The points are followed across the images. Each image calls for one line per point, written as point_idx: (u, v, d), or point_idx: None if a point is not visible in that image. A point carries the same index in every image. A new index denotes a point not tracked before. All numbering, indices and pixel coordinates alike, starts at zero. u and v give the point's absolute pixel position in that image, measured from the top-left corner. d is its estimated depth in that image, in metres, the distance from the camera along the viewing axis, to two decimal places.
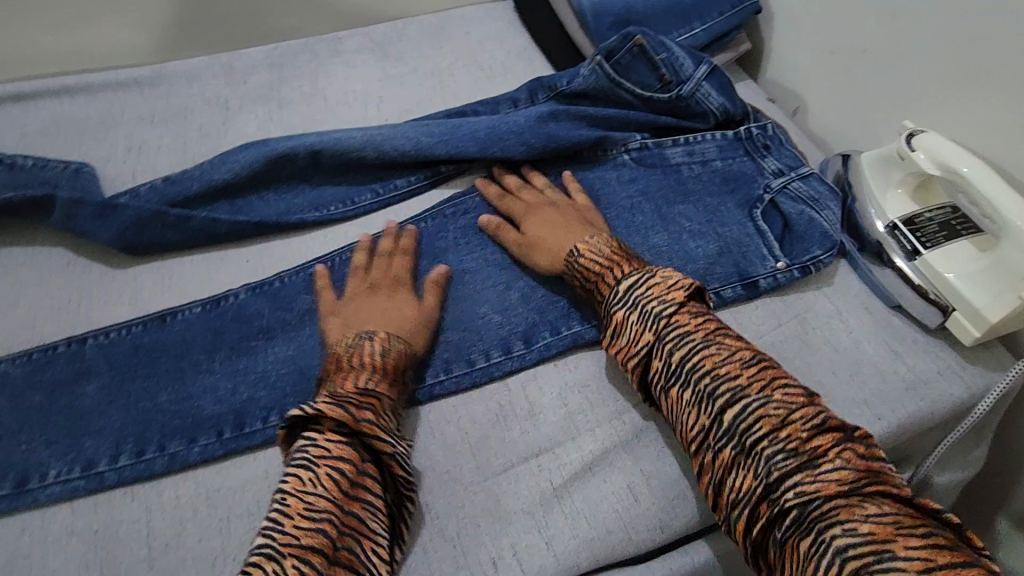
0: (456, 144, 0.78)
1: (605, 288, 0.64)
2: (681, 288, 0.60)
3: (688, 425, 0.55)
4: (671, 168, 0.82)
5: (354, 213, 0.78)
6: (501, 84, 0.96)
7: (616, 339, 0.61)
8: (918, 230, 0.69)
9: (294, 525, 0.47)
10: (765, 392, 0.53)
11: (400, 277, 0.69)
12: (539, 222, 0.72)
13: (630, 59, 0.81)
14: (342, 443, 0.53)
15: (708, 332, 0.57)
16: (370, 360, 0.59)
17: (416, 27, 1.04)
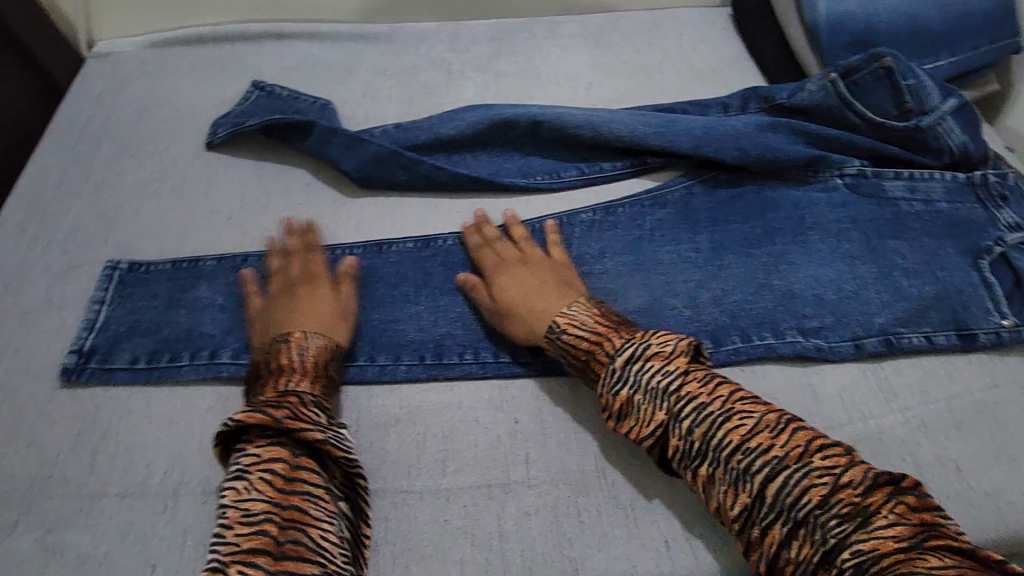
0: (672, 138, 0.79)
1: (599, 366, 0.60)
2: (676, 353, 0.59)
3: (727, 507, 0.52)
4: (888, 201, 0.78)
5: (559, 186, 0.82)
6: (711, 88, 0.96)
7: (623, 420, 0.58)
8: None
9: (236, 534, 0.49)
10: (801, 460, 0.51)
11: (317, 275, 0.70)
12: (513, 286, 0.68)
13: (871, 81, 0.78)
14: (270, 445, 0.54)
15: (723, 400, 0.55)
16: (290, 364, 0.61)
17: (631, 20, 1.07)
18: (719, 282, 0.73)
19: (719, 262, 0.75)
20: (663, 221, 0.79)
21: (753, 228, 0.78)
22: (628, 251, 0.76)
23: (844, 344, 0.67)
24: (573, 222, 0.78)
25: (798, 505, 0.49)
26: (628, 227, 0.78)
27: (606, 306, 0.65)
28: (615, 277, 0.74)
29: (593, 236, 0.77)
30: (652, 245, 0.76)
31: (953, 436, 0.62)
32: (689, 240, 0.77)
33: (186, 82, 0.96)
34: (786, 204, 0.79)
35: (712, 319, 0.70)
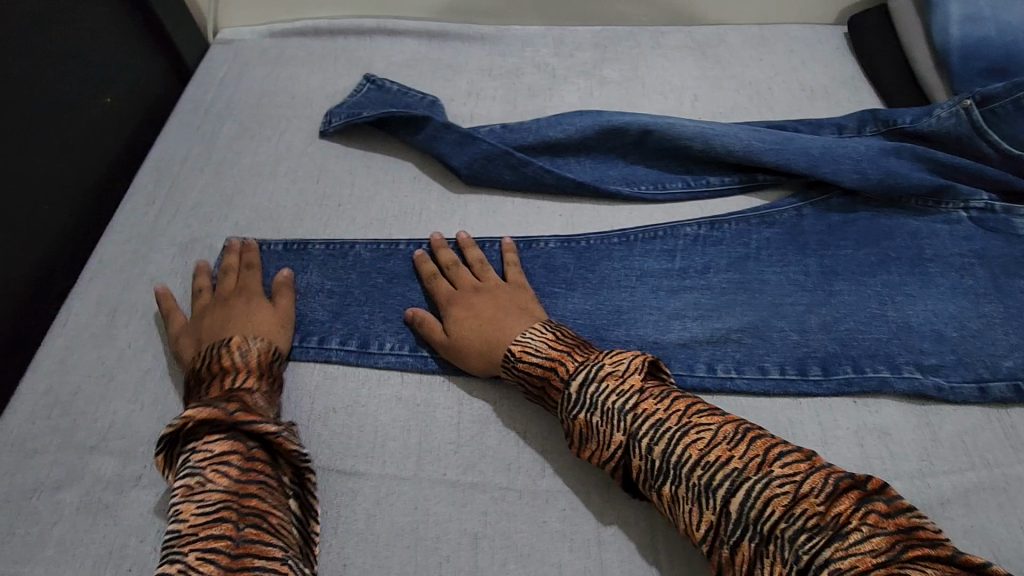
0: (787, 156, 0.77)
1: (555, 392, 0.60)
2: (631, 372, 0.58)
3: (695, 528, 0.51)
4: (1019, 239, 0.73)
5: (664, 197, 0.81)
6: (823, 107, 0.93)
7: (587, 445, 0.58)
8: None
9: (190, 525, 0.49)
10: (762, 471, 0.49)
11: (248, 283, 0.72)
12: (462, 314, 0.67)
13: (1012, 110, 0.74)
14: (222, 440, 0.54)
15: (681, 414, 0.55)
16: (229, 360, 0.62)
17: (740, 33, 1.05)
18: (829, 308, 0.70)
19: (830, 287, 0.72)
20: (770, 240, 0.76)
21: (867, 255, 0.75)
22: (734, 268, 0.74)
23: (966, 385, 0.64)
24: (676, 234, 0.77)
25: (762, 518, 0.48)
26: (733, 243, 0.76)
27: (562, 328, 0.65)
28: (719, 293, 0.72)
29: (698, 250, 0.76)
30: (758, 263, 0.75)
31: None
32: (797, 262, 0.74)
33: (301, 71, 1.00)
34: (905, 232, 0.76)
35: (821, 346, 0.67)
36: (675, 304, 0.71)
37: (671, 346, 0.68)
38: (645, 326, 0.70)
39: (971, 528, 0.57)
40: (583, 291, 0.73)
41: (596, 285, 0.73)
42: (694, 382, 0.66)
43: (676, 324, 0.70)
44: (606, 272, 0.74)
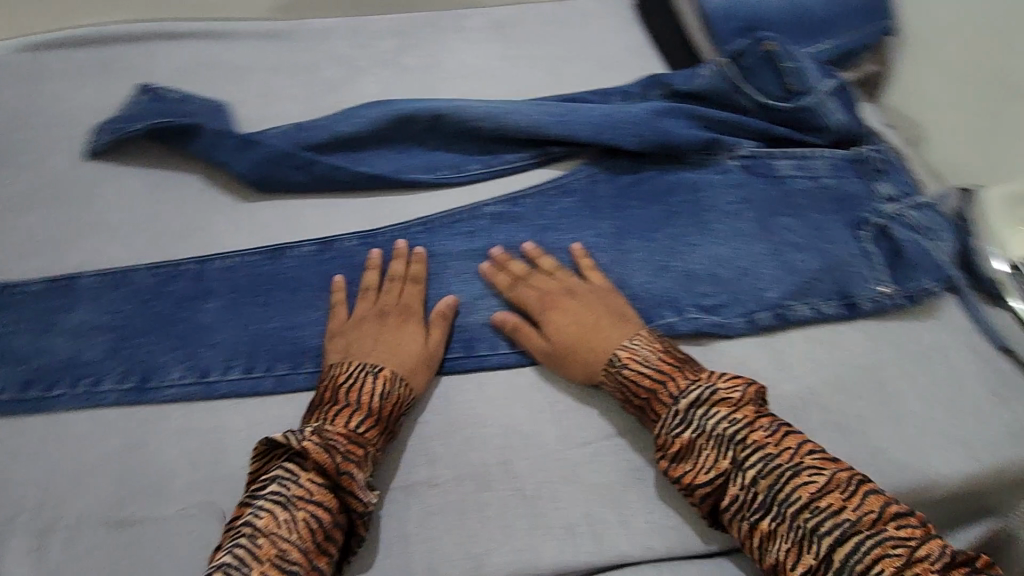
0: (573, 127, 0.80)
1: (659, 404, 0.59)
2: (749, 400, 0.58)
3: (789, 567, 0.50)
4: (778, 180, 0.81)
5: (465, 180, 0.81)
6: (613, 76, 0.98)
7: (680, 464, 0.57)
8: None
9: (265, 574, 0.47)
10: (879, 528, 0.49)
11: (409, 305, 0.68)
12: (560, 319, 0.67)
13: (756, 64, 0.81)
14: (321, 488, 0.52)
15: (845, 499, 0.51)
16: (366, 401, 0.58)
17: (536, 10, 1.07)
18: (622, 267, 0.74)
19: (622, 247, 0.76)
20: (566, 209, 0.79)
21: (654, 212, 0.80)
22: (533, 241, 0.76)
23: (740, 319, 0.70)
24: (478, 215, 0.78)
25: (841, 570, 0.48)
26: (533, 217, 0.78)
27: (678, 347, 0.65)
28: (519, 268, 0.74)
29: (499, 228, 0.77)
30: (557, 234, 0.77)
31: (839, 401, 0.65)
32: (592, 227, 0.78)
33: (66, 86, 0.90)
34: (685, 188, 0.82)
35: None
36: (479, 285, 0.72)
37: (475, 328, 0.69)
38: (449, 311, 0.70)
39: None
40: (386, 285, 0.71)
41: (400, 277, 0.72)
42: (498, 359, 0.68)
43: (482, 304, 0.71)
44: None
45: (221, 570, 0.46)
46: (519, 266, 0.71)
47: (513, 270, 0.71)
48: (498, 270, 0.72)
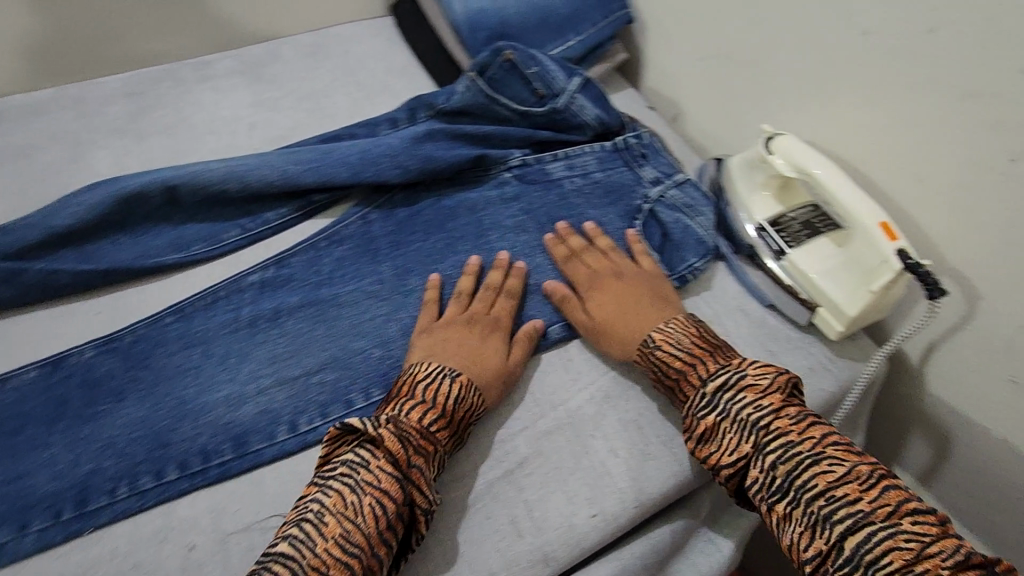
0: (327, 171, 0.75)
1: (688, 385, 0.61)
2: (773, 390, 0.57)
3: (801, 548, 0.51)
4: (553, 184, 0.82)
5: (223, 250, 0.74)
6: (381, 103, 0.94)
7: (705, 445, 0.58)
8: (783, 231, 0.71)
9: (326, 550, 0.48)
10: (892, 521, 0.48)
11: (500, 320, 0.68)
12: (598, 297, 0.69)
13: (503, 74, 0.80)
14: (391, 478, 0.52)
15: (866, 491, 0.50)
16: (441, 401, 0.58)
17: (293, 47, 1.01)
18: (408, 309, 0.70)
19: (405, 287, 0.72)
20: (341, 259, 0.74)
21: (435, 242, 0.76)
22: (306, 303, 0.70)
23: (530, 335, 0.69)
24: (240, 287, 0.70)
25: (876, 563, 0.47)
26: (305, 277, 0.72)
27: (710, 330, 0.65)
28: (294, 336, 0.67)
29: (266, 297, 0.70)
30: (333, 288, 0.71)
31: (633, 395, 0.66)
32: (371, 273, 0.73)
33: None
34: (464, 210, 0.79)
35: (403, 352, 0.67)
36: (250, 366, 0.65)
37: (247, 419, 0.61)
38: (214, 408, 0.61)
39: (547, 473, 0.60)
40: (136, 396, 0.62)
41: (153, 382, 0.63)
42: (275, 451, 0.60)
43: (252, 389, 0.63)
44: (161, 364, 0.64)
45: (287, 540, 0.48)
46: (577, 241, 0.75)
47: (570, 244, 0.75)
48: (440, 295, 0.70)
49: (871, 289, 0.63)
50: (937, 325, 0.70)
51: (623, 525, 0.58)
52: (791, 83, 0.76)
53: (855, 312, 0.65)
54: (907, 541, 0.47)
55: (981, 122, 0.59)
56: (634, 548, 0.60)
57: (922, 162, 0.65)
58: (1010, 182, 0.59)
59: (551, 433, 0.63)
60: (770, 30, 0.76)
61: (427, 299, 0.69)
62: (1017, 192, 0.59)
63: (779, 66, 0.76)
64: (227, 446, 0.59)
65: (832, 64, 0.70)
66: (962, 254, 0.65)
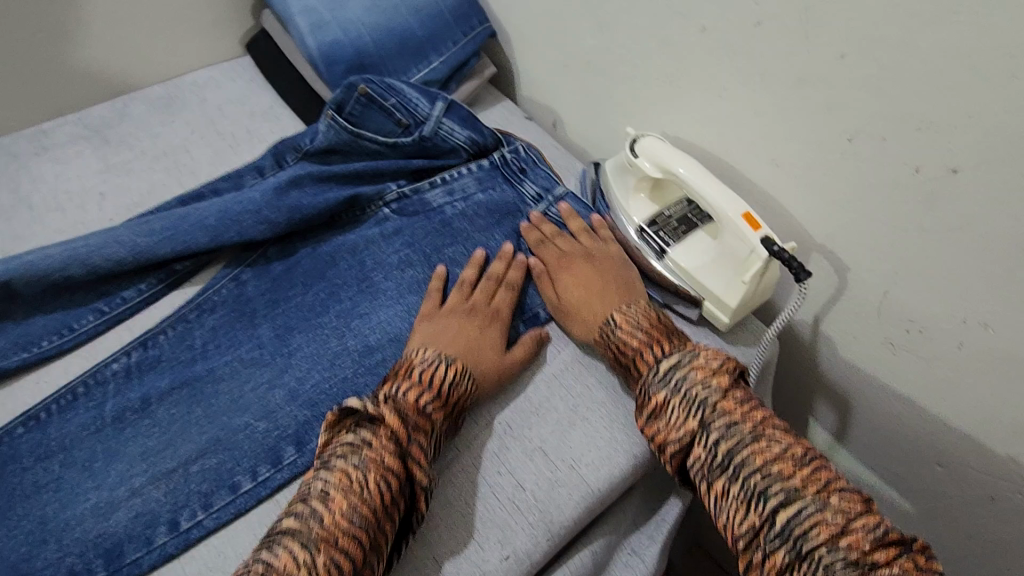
0: (184, 238, 0.70)
1: (643, 364, 0.61)
2: (722, 371, 0.58)
3: (736, 523, 0.51)
4: (434, 212, 0.79)
5: (77, 341, 0.67)
6: (247, 150, 0.89)
7: (654, 422, 0.58)
8: (661, 229, 0.72)
9: (333, 523, 0.49)
10: (823, 499, 0.49)
11: (499, 311, 0.69)
12: (569, 278, 0.71)
13: (362, 109, 0.78)
14: (393, 456, 0.54)
15: (802, 469, 0.51)
16: (438, 384, 0.59)
17: (143, 101, 0.94)
18: (292, 372, 0.66)
19: (287, 348, 0.68)
20: (214, 328, 0.69)
21: (315, 293, 0.72)
22: (179, 384, 0.64)
23: None
24: (101, 379, 0.64)
25: (807, 537, 0.48)
26: (175, 355, 0.67)
27: (665, 317, 0.66)
28: (168, 425, 0.62)
29: (132, 385, 0.64)
30: (208, 362, 0.66)
31: (537, 421, 0.65)
32: (249, 338, 0.68)
33: None
34: (344, 253, 0.76)
35: (291, 420, 0.62)
36: (119, 467, 0.59)
37: (120, 527, 0.56)
38: (81, 522, 0.56)
39: (454, 523, 0.58)
40: None
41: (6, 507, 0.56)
42: (154, 558, 0.55)
43: (123, 492, 0.57)
44: (13, 483, 0.58)
45: (293, 517, 0.50)
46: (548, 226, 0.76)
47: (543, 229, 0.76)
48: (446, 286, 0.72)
49: (745, 280, 0.65)
50: (813, 298, 0.73)
51: (537, 561, 0.57)
52: (648, 83, 0.77)
53: (735, 304, 0.66)
54: (835, 518, 0.48)
55: (813, 107, 0.62)
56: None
57: (773, 148, 0.67)
58: (849, 160, 0.61)
59: (456, 477, 0.61)
60: (620, 35, 0.76)
61: (431, 287, 0.71)
62: (857, 168, 0.61)
63: (635, 68, 0.77)
64: (100, 562, 0.54)
65: (680, 61, 0.71)
66: (823, 231, 0.67)
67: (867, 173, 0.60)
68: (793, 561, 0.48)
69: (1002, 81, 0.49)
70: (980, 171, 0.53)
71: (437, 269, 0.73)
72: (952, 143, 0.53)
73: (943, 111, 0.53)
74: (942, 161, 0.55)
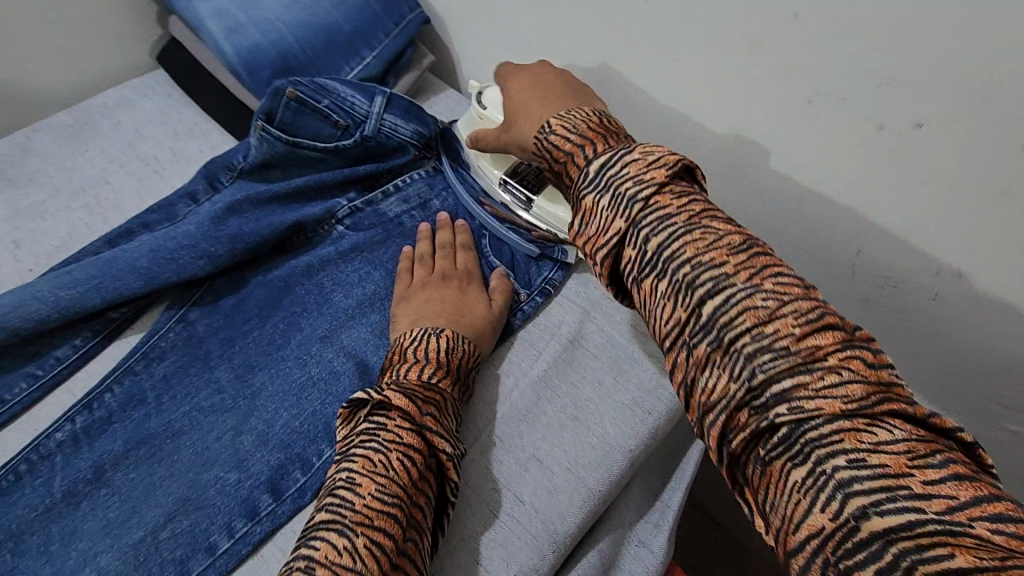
0: (116, 284, 0.63)
1: (575, 169, 0.49)
2: (660, 164, 0.45)
3: (669, 327, 0.41)
4: (391, 224, 0.75)
5: (11, 413, 0.61)
6: (174, 175, 0.82)
7: (585, 230, 0.46)
8: (521, 179, 0.71)
9: (366, 505, 0.47)
10: (752, 281, 0.39)
11: (469, 271, 0.69)
12: (515, 91, 0.62)
13: (294, 115, 0.72)
14: (410, 431, 0.52)
15: (694, 213, 0.42)
16: (435, 356, 0.59)
17: (48, 131, 0.84)
18: (257, 414, 0.61)
19: (250, 388, 0.63)
20: (165, 377, 0.63)
21: (272, 325, 0.67)
22: (134, 444, 0.59)
23: None
24: (44, 453, 0.58)
25: (734, 327, 0.38)
26: (126, 413, 0.61)
27: (609, 116, 0.53)
28: (127, 492, 0.57)
29: (82, 453, 0.59)
30: (163, 416, 0.61)
31: (526, 427, 0.62)
32: (207, 383, 0.63)
33: None
34: (299, 276, 0.70)
35: (264, 465, 0.58)
36: (80, 548, 0.54)
37: None
38: None
39: (458, 546, 0.55)
40: None
41: None
42: None
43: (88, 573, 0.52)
44: None
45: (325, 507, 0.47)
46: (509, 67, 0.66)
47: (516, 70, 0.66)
48: (412, 266, 0.70)
49: None
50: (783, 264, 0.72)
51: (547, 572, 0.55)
52: (594, 59, 0.73)
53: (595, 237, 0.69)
54: (736, 266, 0.40)
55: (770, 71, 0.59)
56: None
57: (734, 116, 0.65)
58: (813, 122, 0.59)
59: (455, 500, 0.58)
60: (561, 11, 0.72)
61: (398, 269, 0.69)
62: (822, 128, 0.59)
63: (580, 45, 0.73)
64: None
65: (627, 34, 0.68)
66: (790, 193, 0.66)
67: (832, 134, 0.59)
68: (684, 309, 0.40)
69: (963, 28, 0.47)
70: (945, 124, 0.52)
71: (403, 250, 0.71)
72: (917, 96, 0.52)
73: (903, 64, 0.51)
74: (904, 117, 0.53)
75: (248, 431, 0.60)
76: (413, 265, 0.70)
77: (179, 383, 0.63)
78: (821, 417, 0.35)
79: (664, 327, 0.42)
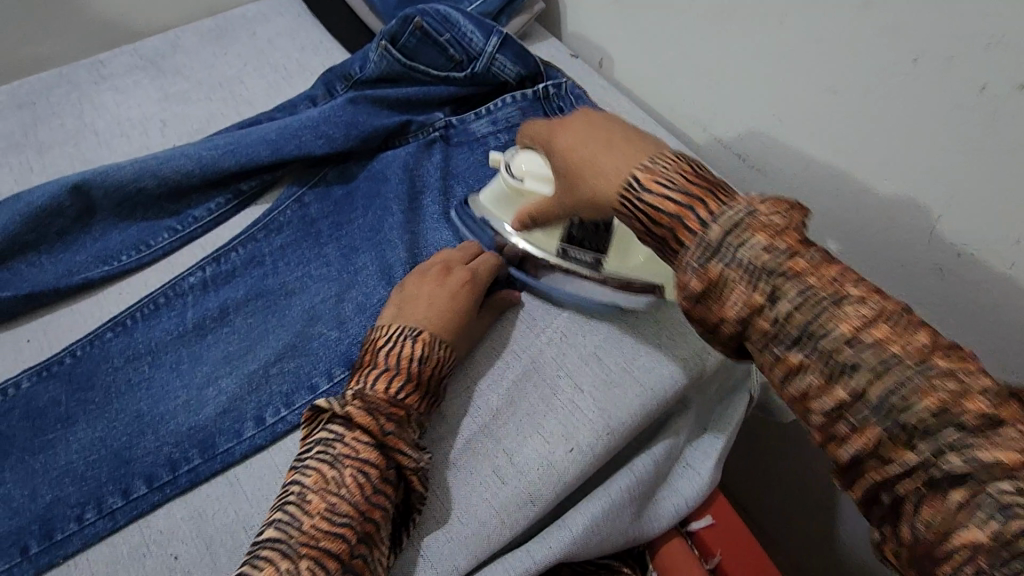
0: (250, 156, 0.72)
1: (685, 235, 0.43)
2: (790, 233, 0.41)
3: (813, 396, 0.37)
4: (477, 142, 0.80)
5: (155, 256, 0.70)
6: (299, 83, 0.90)
7: (705, 305, 0.42)
8: (580, 243, 0.65)
9: (314, 526, 0.47)
10: (876, 324, 0.37)
11: (478, 279, 0.64)
12: (567, 139, 0.53)
13: (416, 43, 0.78)
14: (367, 447, 0.51)
15: (835, 280, 0.39)
16: (406, 365, 0.56)
17: (195, 33, 0.95)
18: (359, 287, 0.68)
19: (353, 265, 0.70)
20: (283, 246, 0.72)
21: (375, 215, 0.74)
22: (254, 295, 0.67)
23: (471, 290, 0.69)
24: (182, 291, 0.68)
25: (857, 363, 0.36)
26: (247, 270, 0.70)
27: (701, 164, 0.47)
28: (246, 333, 0.65)
29: (209, 296, 0.67)
30: (279, 277, 0.69)
31: (595, 333, 0.67)
32: (316, 257, 0.71)
33: None
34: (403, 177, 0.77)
35: (361, 329, 0.65)
36: (205, 370, 0.62)
37: (209, 421, 0.59)
38: (174, 416, 0.59)
39: (520, 420, 0.62)
40: (87, 420, 0.59)
41: (102, 404, 0.60)
42: (245, 448, 0.58)
43: (210, 391, 0.61)
44: (106, 382, 0.61)
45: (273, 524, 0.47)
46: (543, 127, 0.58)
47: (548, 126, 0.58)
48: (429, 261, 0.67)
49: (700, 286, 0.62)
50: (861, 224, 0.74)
51: (599, 454, 0.60)
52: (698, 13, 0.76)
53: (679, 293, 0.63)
54: (889, 336, 0.36)
55: (867, 37, 0.59)
56: (620, 485, 0.61)
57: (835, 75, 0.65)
58: (916, 83, 0.58)
59: (523, 384, 0.64)
60: None
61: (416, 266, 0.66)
62: (919, 95, 0.58)
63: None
64: (195, 452, 0.57)
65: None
66: (867, 164, 0.65)
67: (921, 100, 0.58)
68: (844, 389, 0.36)
69: None
70: None
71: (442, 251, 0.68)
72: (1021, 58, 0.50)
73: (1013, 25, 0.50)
74: (1004, 77, 0.51)
75: (350, 301, 0.67)
76: (431, 263, 0.66)
77: (294, 253, 0.71)
78: (977, 442, 0.33)
79: (841, 444, 0.36)
